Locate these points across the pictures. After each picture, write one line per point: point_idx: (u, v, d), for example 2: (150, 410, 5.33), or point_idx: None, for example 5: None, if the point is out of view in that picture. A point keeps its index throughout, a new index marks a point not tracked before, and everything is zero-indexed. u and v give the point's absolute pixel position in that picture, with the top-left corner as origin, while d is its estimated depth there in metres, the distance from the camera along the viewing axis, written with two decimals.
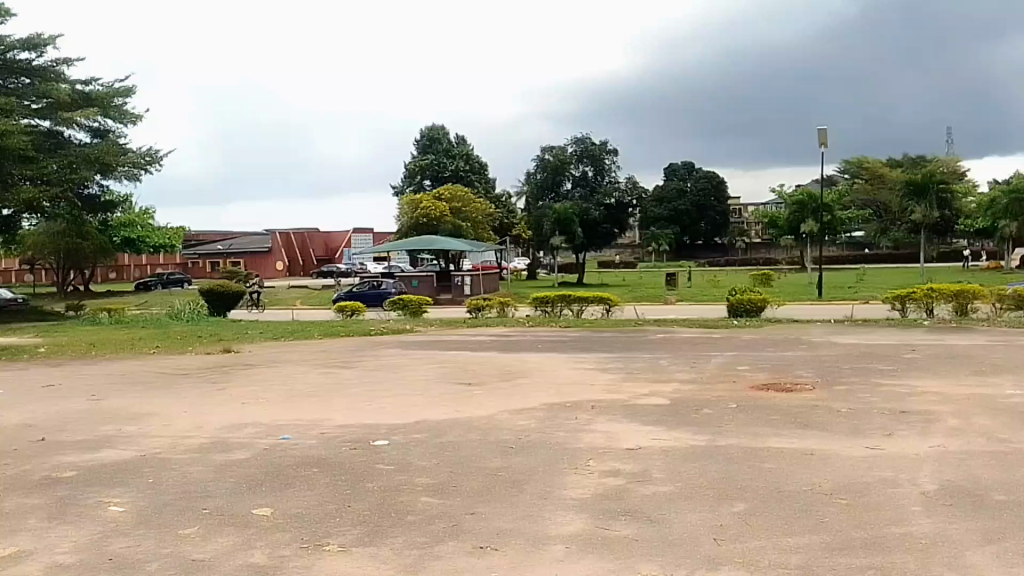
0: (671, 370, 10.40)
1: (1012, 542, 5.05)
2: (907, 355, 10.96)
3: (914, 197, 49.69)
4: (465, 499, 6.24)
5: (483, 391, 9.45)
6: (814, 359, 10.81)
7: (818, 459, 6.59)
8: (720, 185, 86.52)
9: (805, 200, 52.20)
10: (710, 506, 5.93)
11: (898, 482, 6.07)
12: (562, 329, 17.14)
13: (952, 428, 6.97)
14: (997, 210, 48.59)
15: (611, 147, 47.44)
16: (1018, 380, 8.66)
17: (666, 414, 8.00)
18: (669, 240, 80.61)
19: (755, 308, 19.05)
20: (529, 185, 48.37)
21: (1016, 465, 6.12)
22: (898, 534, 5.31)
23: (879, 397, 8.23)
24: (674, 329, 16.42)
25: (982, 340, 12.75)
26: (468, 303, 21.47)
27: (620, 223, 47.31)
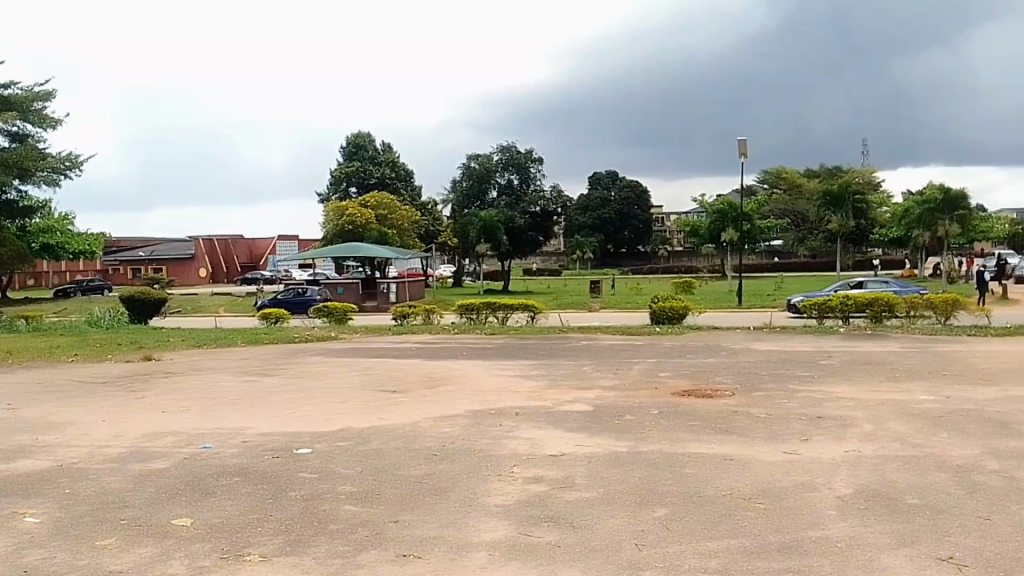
0: (593, 376, 10.50)
1: (925, 545, 5.13)
2: (823, 362, 11.21)
3: (831, 207, 46.07)
4: (386, 507, 6.20)
5: (407, 399, 9.44)
6: (734, 366, 11.01)
7: (737, 464, 6.65)
8: (643, 194, 86.78)
9: (726, 209, 49.54)
10: (630, 512, 5.96)
11: (816, 486, 6.15)
12: (488, 336, 17.21)
13: (867, 433, 7.13)
14: (911, 220, 43.40)
15: (536, 155, 48.08)
16: (930, 386, 8.93)
17: (589, 420, 8.06)
18: (592, 247, 80.73)
19: (676, 315, 19.35)
20: (455, 193, 48.62)
21: (928, 468, 6.24)
22: (814, 538, 5.36)
23: (797, 403, 8.38)
24: (598, 336, 16.60)
25: (893, 346, 13.16)
26: (394, 310, 21.58)
27: (545, 231, 48.25)
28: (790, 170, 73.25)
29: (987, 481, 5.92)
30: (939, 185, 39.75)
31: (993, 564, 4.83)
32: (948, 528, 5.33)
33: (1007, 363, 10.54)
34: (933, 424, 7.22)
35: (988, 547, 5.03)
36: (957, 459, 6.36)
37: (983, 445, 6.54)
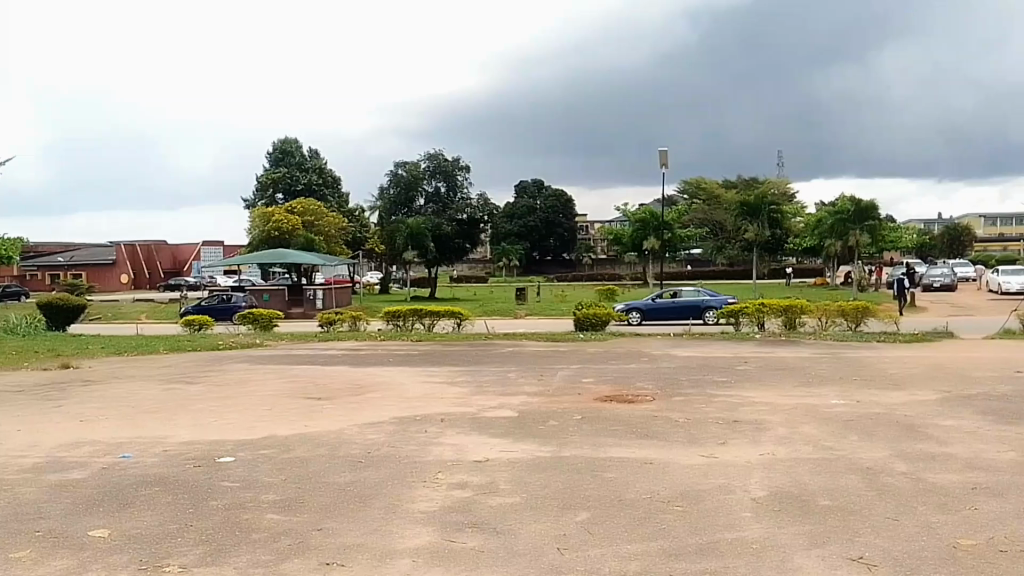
0: (517, 382, 10.61)
1: (836, 545, 5.29)
2: (740, 367, 11.56)
3: (748, 217, 47.97)
4: (308, 515, 6.15)
5: (332, 406, 9.40)
6: (654, 371, 11.26)
7: (656, 467, 6.78)
8: (567, 204, 89.59)
9: (648, 218, 50.12)
10: (552, 517, 6.02)
11: (732, 488, 6.28)
12: (414, 343, 17.28)
13: (781, 436, 7.35)
14: (824, 229, 46.38)
15: (464, 163, 47.71)
16: (841, 390, 9.28)
17: (512, 426, 8.15)
18: (519, 254, 82.49)
19: (599, 322, 19.63)
20: (382, 200, 47.64)
21: (839, 470, 6.44)
22: (730, 540, 5.48)
23: (715, 407, 8.61)
24: (523, 342, 16.81)
25: (806, 351, 13.65)
26: (320, 317, 21.52)
27: (472, 239, 47.72)
28: (708, 181, 74.36)
29: (894, 481, 6.13)
30: (851, 197, 43.18)
31: (900, 563, 4.98)
32: (858, 528, 5.49)
33: (909, 367, 11.06)
34: (843, 427, 7.48)
35: (895, 546, 5.21)
36: (867, 461, 6.58)
37: (890, 447, 6.80)
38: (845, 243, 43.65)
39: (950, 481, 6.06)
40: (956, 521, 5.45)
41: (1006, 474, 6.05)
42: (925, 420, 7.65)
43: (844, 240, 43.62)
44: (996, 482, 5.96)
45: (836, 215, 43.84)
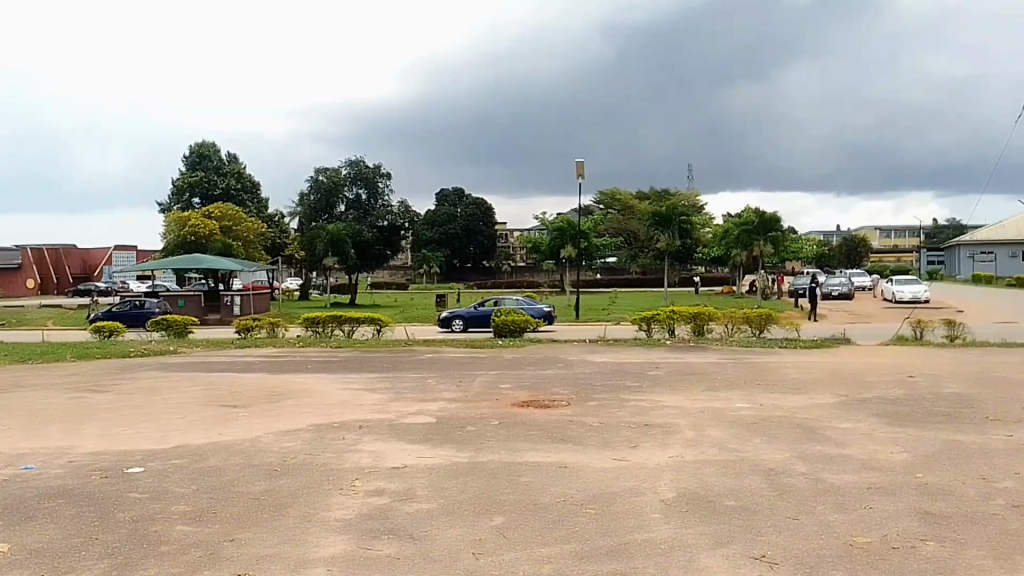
0: (435, 389, 10.68)
1: (741, 544, 5.46)
2: (652, 372, 11.91)
3: (660, 227, 48.11)
4: (220, 525, 6.03)
5: (248, 414, 9.26)
6: (570, 377, 11.49)
7: (570, 471, 6.90)
8: (488, 212, 89.75)
9: (565, 228, 50.18)
10: (469, 522, 6.04)
11: (643, 490, 6.42)
12: (333, 349, 17.16)
13: (689, 439, 7.58)
14: (731, 240, 47.18)
15: (384, 171, 52.40)
16: (747, 394, 9.68)
17: (430, 432, 8.19)
18: (439, 261, 82.10)
19: (518, 328, 19.96)
20: (305, 205, 52.60)
21: (743, 471, 6.68)
22: (639, 541, 5.62)
23: (628, 411, 8.84)
24: (442, 349, 16.90)
25: (715, 357, 14.16)
26: (236, 324, 21.27)
27: (392, 245, 50.16)
28: (623, 192, 77.14)
29: (794, 481, 6.40)
30: (755, 209, 45.16)
31: (799, 561, 5.18)
32: (760, 528, 5.69)
33: (809, 372, 11.64)
34: (748, 430, 7.78)
35: (795, 545, 5.42)
36: (770, 462, 6.83)
37: (791, 448, 7.10)
38: (749, 253, 45.26)
39: (847, 480, 6.35)
40: (852, 519, 5.71)
41: (896, 473, 6.40)
42: (824, 422, 8.03)
43: (748, 251, 45.20)
44: (887, 480, 6.29)
45: (741, 226, 45.48)
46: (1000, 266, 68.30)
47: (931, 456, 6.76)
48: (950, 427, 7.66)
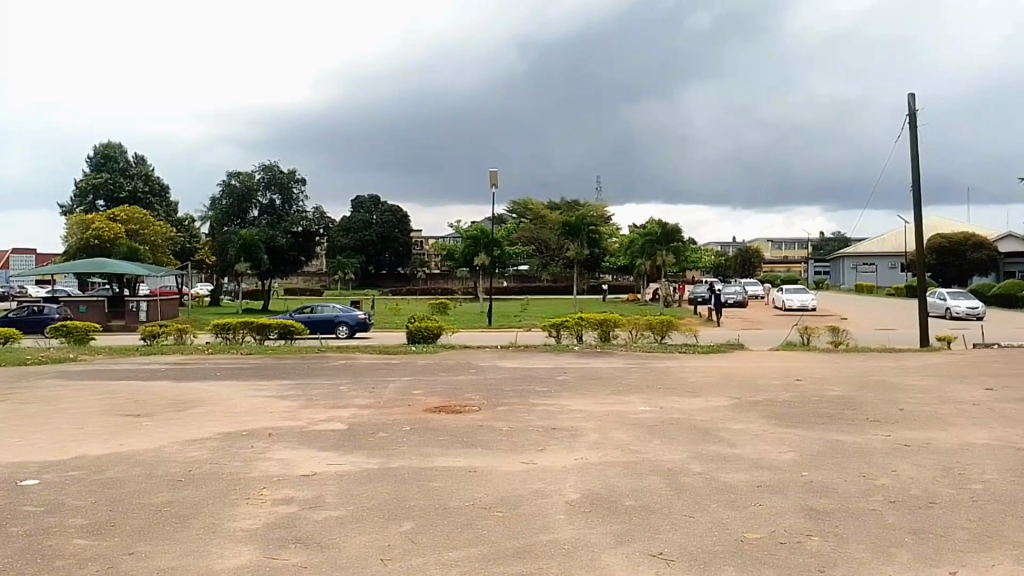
0: (347, 396, 10.69)
1: (641, 543, 5.65)
2: (559, 376, 12.29)
3: (569, 236, 49.48)
4: (119, 538, 5.82)
5: (152, 423, 9.00)
6: (481, 382, 11.71)
7: (478, 475, 7.01)
8: (403, 220, 91.97)
9: (479, 236, 53.84)
10: (377, 527, 6.04)
11: (549, 492, 6.57)
12: (243, 356, 16.87)
13: (593, 441, 7.84)
14: (637, 250, 49.15)
15: (300, 175, 48.12)
16: (649, 398, 10.10)
17: (341, 438, 8.20)
18: (354, 269, 83.54)
19: (432, 334, 20.09)
20: (214, 209, 47.71)
21: (644, 471, 6.92)
22: (544, 542, 5.74)
23: (535, 415, 9.08)
24: (356, 355, 16.90)
25: (621, 362, 14.72)
26: (142, 329, 20.59)
27: (308, 253, 48.24)
28: (535, 202, 79.72)
29: (691, 480, 6.68)
30: (659, 220, 46.57)
31: (694, 558, 5.39)
32: (659, 526, 5.90)
33: (707, 375, 12.26)
34: (649, 432, 8.12)
35: (691, 542, 5.64)
36: (668, 462, 7.12)
37: (689, 448, 7.43)
38: (653, 263, 47.02)
39: (740, 479, 6.66)
40: (745, 515, 6.00)
41: (784, 471, 6.79)
42: (719, 424, 8.46)
43: (653, 261, 46.88)
44: (776, 478, 6.65)
45: (647, 236, 47.23)
46: (880, 278, 78.88)
47: (817, 454, 7.21)
48: (834, 428, 8.22)
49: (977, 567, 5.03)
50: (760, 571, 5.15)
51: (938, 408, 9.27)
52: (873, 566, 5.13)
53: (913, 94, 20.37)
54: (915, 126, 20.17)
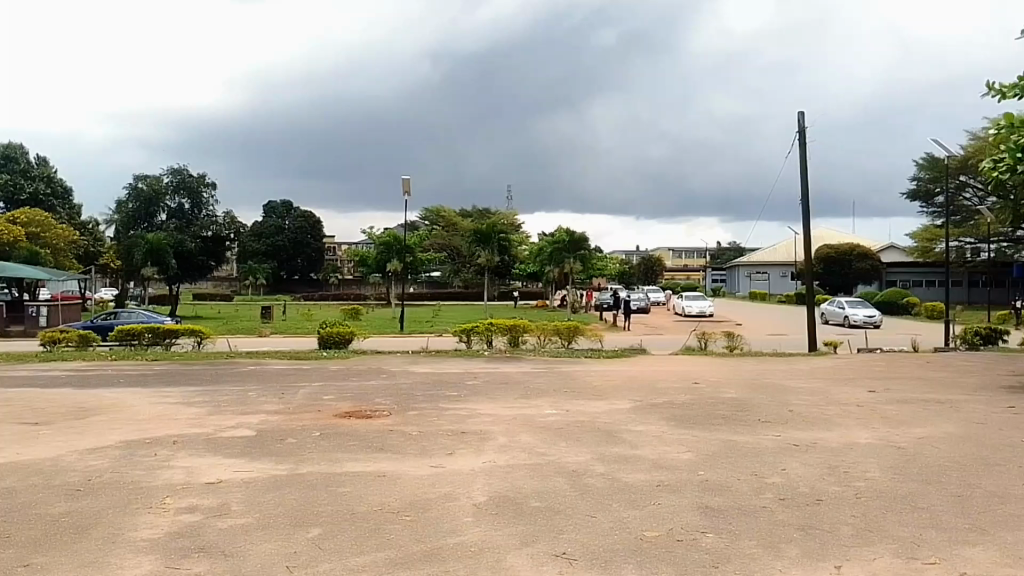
0: (256, 402, 10.67)
1: (545, 544, 5.72)
2: (469, 382, 12.63)
3: (480, 244, 50.30)
4: (12, 550, 5.58)
5: (49, 433, 8.72)
6: (393, 388, 11.92)
7: (387, 479, 7.05)
8: (317, 225, 92.97)
9: (392, 242, 51.47)
10: (283, 533, 5.95)
11: (457, 496, 6.64)
12: (149, 362, 16.55)
13: (500, 445, 8.03)
14: (546, 256, 50.34)
15: (209, 179, 50.88)
16: (556, 402, 10.48)
17: (250, 445, 8.15)
18: (266, 273, 84.19)
19: (343, 340, 20.11)
20: (122, 213, 50.10)
21: (548, 474, 7.09)
22: (451, 545, 5.75)
23: (444, 420, 9.29)
24: (266, 361, 16.86)
25: (529, 367, 15.18)
26: (41, 336, 20.27)
27: (218, 257, 48.39)
28: (448, 211, 83.11)
29: (594, 481, 6.88)
30: (566, 228, 47.32)
31: (595, 557, 5.51)
32: (563, 526, 6.01)
33: (610, 380, 12.78)
34: (554, 435, 8.38)
35: (593, 541, 5.77)
36: (573, 465, 7.34)
37: (592, 450, 7.68)
38: (562, 269, 48.05)
39: (640, 479, 6.89)
40: (644, 514, 6.19)
41: (681, 471, 7.07)
42: (621, 427, 8.81)
43: (562, 267, 47.76)
44: (675, 478, 6.91)
45: (556, 243, 48.11)
46: (772, 286, 84.80)
47: (712, 456, 7.53)
48: (731, 429, 8.66)
49: (859, 560, 5.31)
50: (658, 568, 5.30)
51: (825, 410, 9.87)
52: (764, 561, 5.34)
53: (803, 112, 21.57)
54: (803, 142, 21.28)
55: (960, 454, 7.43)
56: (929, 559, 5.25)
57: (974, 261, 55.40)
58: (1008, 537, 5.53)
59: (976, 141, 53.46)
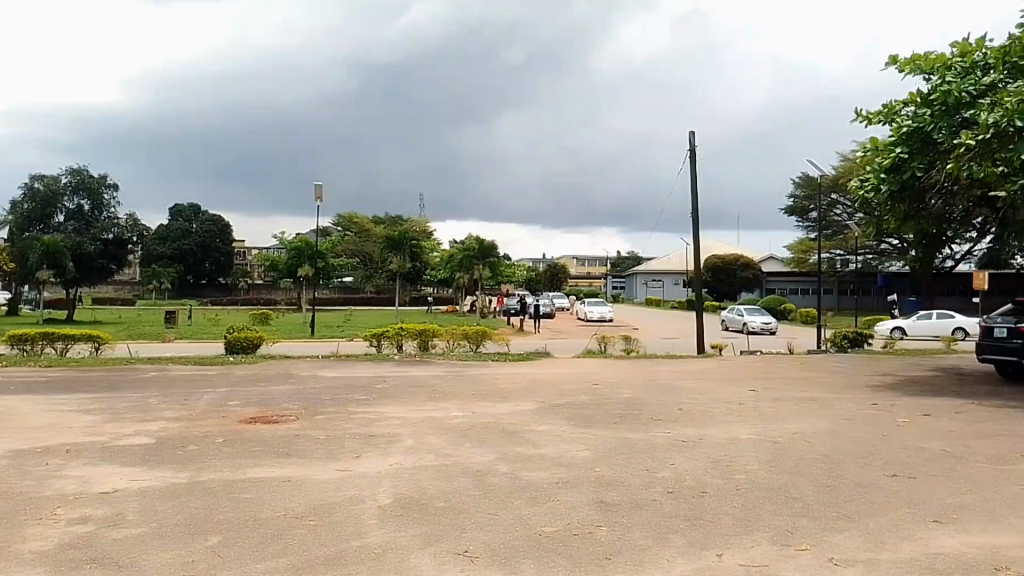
0: (157, 409, 10.43)
1: (447, 543, 5.86)
2: (378, 386, 12.84)
3: (392, 250, 50.33)
4: None
5: None
6: (301, 392, 11.96)
7: (291, 484, 7.08)
8: (225, 229, 94.47)
9: (302, 247, 53.13)
10: (181, 542, 5.83)
11: (362, 498, 6.73)
12: (40, 368, 15.76)
13: (407, 447, 8.23)
14: (456, 263, 51.32)
15: (111, 182, 48.57)
16: (463, 404, 10.85)
17: (151, 453, 7.98)
18: (172, 276, 83.51)
19: (252, 345, 19.75)
20: (13, 215, 46.19)
21: (452, 474, 7.32)
22: (355, 547, 5.79)
23: (352, 423, 9.43)
24: (168, 366, 16.40)
25: (437, 370, 15.54)
26: None
27: (117, 259, 47.46)
28: (360, 217, 86.20)
29: (496, 480, 7.14)
30: (476, 237, 49.07)
31: (495, 553, 5.68)
32: (465, 525, 6.19)
33: (516, 382, 13.30)
34: (460, 436, 8.66)
35: (494, 538, 5.97)
36: (476, 465, 7.60)
37: (495, 450, 7.98)
38: (470, 276, 49.89)
39: (540, 477, 7.20)
40: (544, 511, 6.46)
41: (578, 468, 7.46)
42: (525, 427, 9.22)
43: (470, 274, 49.74)
44: (572, 475, 7.26)
45: (465, 251, 50.03)
46: (665, 292, 90.49)
47: (608, 454, 7.98)
48: (628, 428, 9.20)
49: (737, 548, 5.73)
50: (555, 561, 5.53)
51: (713, 408, 10.64)
52: (653, 551, 5.68)
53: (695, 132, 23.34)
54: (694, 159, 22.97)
55: (829, 448, 8.20)
56: (801, 546, 5.73)
57: (843, 271, 61.07)
58: (868, 522, 6.13)
59: (845, 163, 59.79)
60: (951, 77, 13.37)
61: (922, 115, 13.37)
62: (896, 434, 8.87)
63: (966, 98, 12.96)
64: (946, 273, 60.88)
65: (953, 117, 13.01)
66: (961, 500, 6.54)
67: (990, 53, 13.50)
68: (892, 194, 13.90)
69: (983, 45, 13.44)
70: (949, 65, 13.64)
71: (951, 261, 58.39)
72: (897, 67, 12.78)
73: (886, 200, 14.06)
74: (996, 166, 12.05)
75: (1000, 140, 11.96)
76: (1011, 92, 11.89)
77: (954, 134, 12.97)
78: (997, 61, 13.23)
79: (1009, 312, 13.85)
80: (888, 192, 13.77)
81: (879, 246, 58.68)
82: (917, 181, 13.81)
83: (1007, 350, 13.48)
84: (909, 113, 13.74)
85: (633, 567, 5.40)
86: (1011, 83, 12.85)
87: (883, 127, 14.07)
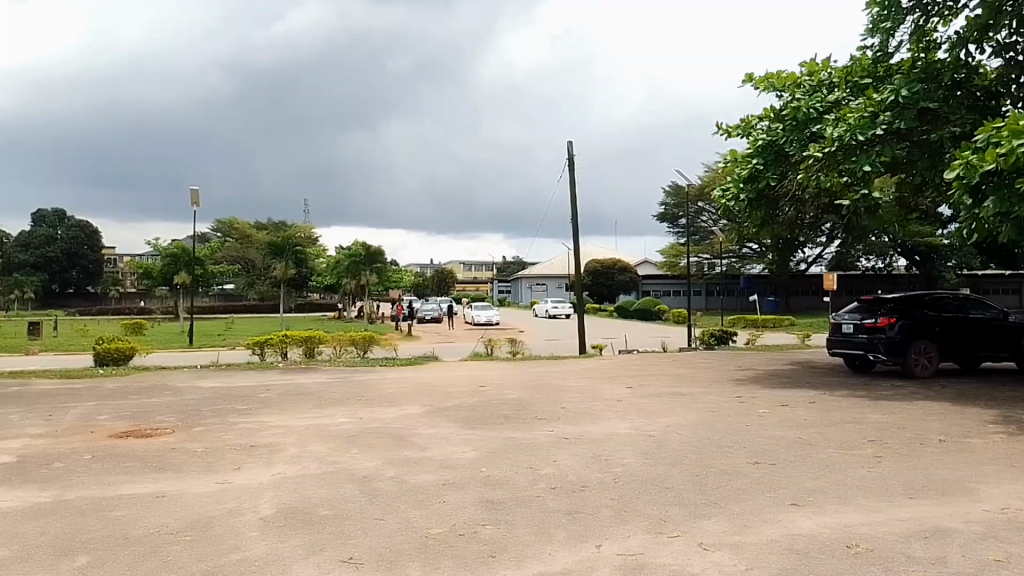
0: (18, 425, 9.84)
1: (332, 550, 5.67)
2: (261, 394, 12.74)
3: (274, 256, 49.27)
4: None
5: None
6: (180, 404, 11.66)
7: (166, 499, 6.85)
8: (93, 236, 89.59)
9: (178, 254, 51.25)
10: (45, 564, 5.39)
11: (243, 511, 6.55)
12: None
13: (292, 458, 8.20)
14: (342, 269, 50.95)
15: None
16: (348, 410, 10.99)
17: (15, 471, 7.55)
18: (36, 286, 79.07)
19: (123, 356, 18.88)
20: None
21: (335, 483, 7.32)
22: (234, 561, 5.48)
23: (234, 435, 9.34)
24: (31, 380, 15.43)
25: (322, 377, 15.46)
26: None
27: None
28: (240, 223, 82.20)
29: (382, 485, 7.25)
30: (363, 242, 48.95)
31: (382, 558, 5.54)
32: (350, 532, 6.04)
33: (403, 387, 13.45)
34: (343, 444, 8.76)
35: (378, 543, 5.83)
36: (362, 471, 7.68)
37: (380, 458, 8.10)
38: (357, 282, 49.53)
39: (425, 480, 7.40)
40: (430, 513, 6.49)
41: (462, 470, 7.70)
42: (410, 432, 9.44)
43: (358, 280, 49.47)
44: (457, 476, 7.51)
45: (351, 257, 49.37)
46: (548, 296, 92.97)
47: (490, 454, 8.28)
48: (513, 428, 9.63)
49: (616, 538, 5.93)
50: (441, 562, 5.48)
51: (591, 406, 11.23)
52: (536, 546, 5.75)
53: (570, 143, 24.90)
54: (572, 166, 24.70)
55: (696, 440, 8.86)
56: (672, 533, 6.00)
57: (710, 274, 65.14)
58: (734, 508, 6.52)
59: (708, 174, 64.73)
60: (799, 94, 14.53)
61: (776, 129, 14.42)
62: (756, 424, 9.70)
63: (813, 114, 13.98)
64: (800, 274, 66.07)
65: (803, 132, 14.06)
66: (815, 484, 7.13)
67: (835, 73, 14.80)
68: (750, 202, 15.23)
69: (827, 65, 14.72)
70: (799, 83, 14.80)
71: (805, 264, 63.20)
72: (752, 85, 13.87)
73: (745, 207, 15.41)
74: (840, 176, 13.19)
75: (844, 152, 13.10)
76: (853, 109, 13.09)
77: (804, 147, 14.07)
78: (840, 80, 14.61)
79: (854, 309, 15.14)
80: (747, 199, 15.11)
81: (740, 250, 62.81)
82: (770, 190, 15.09)
83: (854, 344, 14.75)
84: (763, 127, 14.88)
85: (516, 562, 5.43)
86: (852, 101, 14.13)
87: (741, 140, 15.29)
